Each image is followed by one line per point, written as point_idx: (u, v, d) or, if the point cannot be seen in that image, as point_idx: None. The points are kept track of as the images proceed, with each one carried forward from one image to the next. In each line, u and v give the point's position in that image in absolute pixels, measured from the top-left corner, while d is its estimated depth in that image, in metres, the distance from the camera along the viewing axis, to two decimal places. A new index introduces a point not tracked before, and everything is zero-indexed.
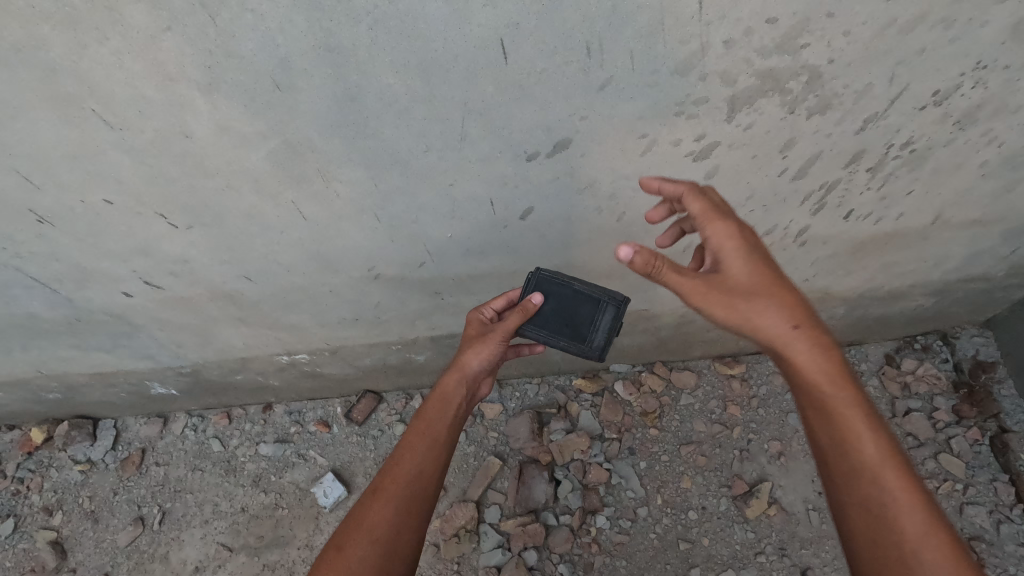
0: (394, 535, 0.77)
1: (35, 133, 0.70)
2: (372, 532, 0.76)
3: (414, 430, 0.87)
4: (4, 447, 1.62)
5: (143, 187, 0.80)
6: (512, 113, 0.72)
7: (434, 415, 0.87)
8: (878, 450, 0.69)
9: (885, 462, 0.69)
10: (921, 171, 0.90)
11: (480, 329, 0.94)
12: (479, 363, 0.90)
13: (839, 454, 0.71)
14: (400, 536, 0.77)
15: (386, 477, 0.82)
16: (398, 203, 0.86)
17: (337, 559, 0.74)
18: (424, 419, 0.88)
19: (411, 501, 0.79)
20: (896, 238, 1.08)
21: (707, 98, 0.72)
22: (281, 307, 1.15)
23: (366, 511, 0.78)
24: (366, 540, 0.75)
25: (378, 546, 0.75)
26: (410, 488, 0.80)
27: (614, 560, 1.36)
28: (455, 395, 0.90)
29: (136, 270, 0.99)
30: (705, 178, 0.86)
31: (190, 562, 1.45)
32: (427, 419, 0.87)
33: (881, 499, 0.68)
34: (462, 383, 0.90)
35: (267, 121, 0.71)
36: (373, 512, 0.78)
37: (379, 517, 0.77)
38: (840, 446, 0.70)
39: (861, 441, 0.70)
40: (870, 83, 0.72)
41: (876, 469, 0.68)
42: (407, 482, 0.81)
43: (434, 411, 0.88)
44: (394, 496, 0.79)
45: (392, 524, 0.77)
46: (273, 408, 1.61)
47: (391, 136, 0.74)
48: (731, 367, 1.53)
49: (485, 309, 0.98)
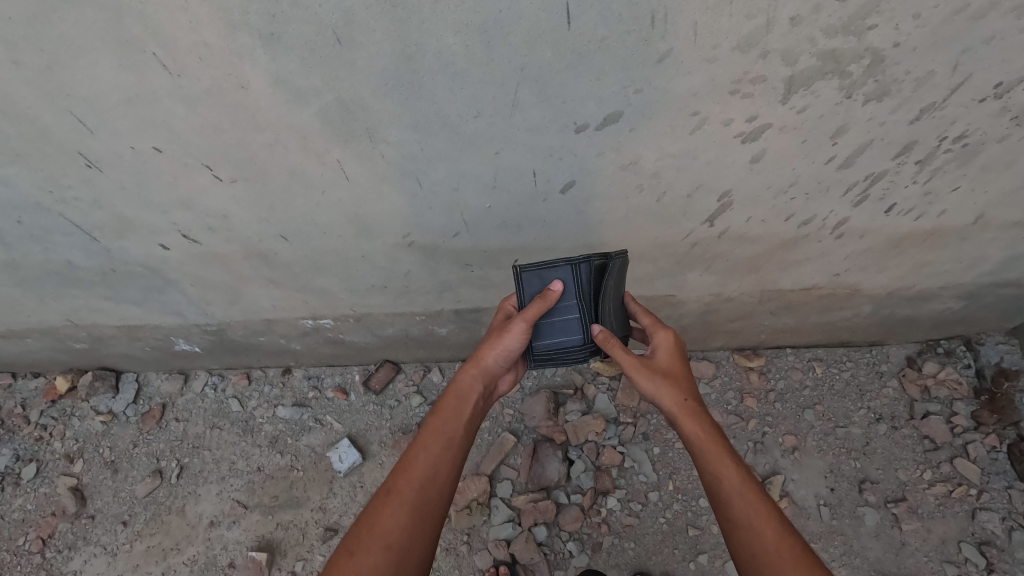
0: (407, 540, 0.76)
1: (95, 74, 0.71)
2: (386, 537, 0.75)
3: (429, 427, 0.87)
4: (28, 394, 1.65)
5: (193, 137, 0.81)
6: (567, 81, 0.71)
7: (449, 414, 0.88)
8: (746, 506, 0.76)
9: (753, 517, 0.76)
10: (970, 167, 0.89)
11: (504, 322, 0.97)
12: (496, 359, 0.94)
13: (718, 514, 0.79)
14: (415, 541, 0.76)
15: (400, 479, 0.81)
16: (441, 168, 0.86)
17: (350, 563, 0.73)
18: (438, 417, 0.88)
19: (424, 505, 0.79)
20: (934, 237, 1.07)
21: (765, 77, 0.72)
22: (312, 270, 1.16)
23: (379, 515, 0.78)
24: (379, 545, 0.75)
25: (390, 552, 0.74)
26: (424, 492, 0.80)
27: (622, 541, 1.37)
28: (471, 390, 0.92)
29: (176, 223, 1.00)
30: (751, 161, 0.85)
31: (205, 517, 1.48)
32: (443, 416, 0.88)
33: (750, 547, 0.74)
34: (478, 379, 0.92)
35: (323, 77, 0.71)
36: (386, 516, 0.77)
37: (393, 522, 0.77)
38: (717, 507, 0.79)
39: (730, 498, 0.78)
40: (932, 70, 0.72)
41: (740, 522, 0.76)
42: (421, 485, 0.81)
43: (449, 406, 0.89)
44: (408, 501, 0.79)
45: (406, 528, 0.77)
46: (292, 372, 1.63)
47: (443, 98, 0.74)
48: (750, 360, 1.53)
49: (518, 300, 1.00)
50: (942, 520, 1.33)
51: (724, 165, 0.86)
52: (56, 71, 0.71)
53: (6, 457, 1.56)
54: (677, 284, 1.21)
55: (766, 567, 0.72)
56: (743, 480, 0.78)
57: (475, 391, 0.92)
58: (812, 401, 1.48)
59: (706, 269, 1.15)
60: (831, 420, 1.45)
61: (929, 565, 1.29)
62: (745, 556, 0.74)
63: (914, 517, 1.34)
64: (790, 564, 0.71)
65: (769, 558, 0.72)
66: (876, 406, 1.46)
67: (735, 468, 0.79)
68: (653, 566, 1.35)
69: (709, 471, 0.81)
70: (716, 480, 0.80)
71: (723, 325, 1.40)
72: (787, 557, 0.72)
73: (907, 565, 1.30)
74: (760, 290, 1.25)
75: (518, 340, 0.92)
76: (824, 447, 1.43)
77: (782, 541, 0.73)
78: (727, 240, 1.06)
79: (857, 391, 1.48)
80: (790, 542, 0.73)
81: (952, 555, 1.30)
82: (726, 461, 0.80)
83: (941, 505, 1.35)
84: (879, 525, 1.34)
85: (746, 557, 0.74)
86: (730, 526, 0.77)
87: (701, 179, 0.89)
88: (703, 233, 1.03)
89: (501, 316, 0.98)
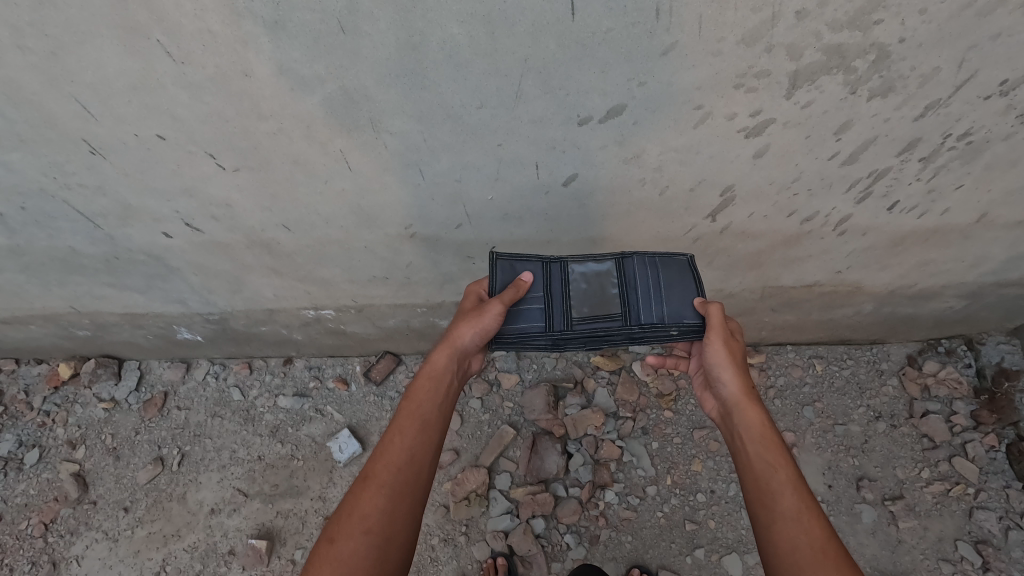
0: (388, 523, 0.76)
1: (100, 61, 0.71)
2: (365, 521, 0.75)
3: (403, 413, 0.86)
4: (31, 380, 1.66)
5: (197, 125, 0.81)
6: (571, 73, 0.71)
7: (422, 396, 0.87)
8: (796, 500, 0.76)
9: (801, 513, 0.75)
10: (974, 165, 0.88)
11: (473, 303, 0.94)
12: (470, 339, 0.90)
13: (759, 507, 0.78)
14: (395, 525, 0.76)
15: (376, 463, 0.81)
16: (444, 159, 0.86)
17: (330, 550, 0.73)
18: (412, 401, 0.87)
19: (404, 487, 0.79)
20: (937, 235, 1.07)
21: (769, 72, 0.71)
22: (314, 260, 1.16)
23: (358, 501, 0.77)
24: (359, 529, 0.75)
25: (372, 536, 0.74)
26: (402, 474, 0.80)
27: (620, 534, 1.38)
28: (445, 371, 0.91)
29: (179, 211, 1.01)
30: (754, 156, 0.85)
31: (206, 504, 1.49)
32: (416, 401, 0.87)
33: (793, 541, 0.73)
34: (450, 358, 0.91)
35: (327, 65, 0.71)
36: (364, 501, 0.77)
37: (372, 506, 0.77)
38: (763, 496, 0.78)
39: (782, 489, 0.77)
40: (938, 66, 0.71)
41: (786, 517, 0.75)
42: (398, 467, 0.81)
43: (424, 389, 0.88)
44: (387, 485, 0.79)
45: (385, 512, 0.77)
46: (294, 362, 1.63)
47: (447, 89, 0.74)
48: (751, 356, 1.53)
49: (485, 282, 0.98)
50: (939, 519, 1.34)
51: (728, 160, 0.86)
52: (61, 57, 0.71)
53: (10, 442, 1.57)
54: None
55: (808, 563, 0.71)
56: (798, 477, 0.78)
57: (449, 371, 0.91)
58: (812, 398, 1.48)
59: (708, 265, 1.15)
60: (830, 417, 1.46)
61: (925, 562, 1.30)
62: (785, 552, 0.73)
63: (911, 514, 1.34)
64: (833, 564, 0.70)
65: (814, 556, 0.71)
66: (876, 404, 1.46)
67: (793, 464, 0.79)
68: (650, 559, 1.36)
69: (764, 459, 0.80)
70: (771, 468, 0.79)
71: None
72: (831, 557, 0.71)
73: (903, 562, 1.31)
74: (761, 286, 1.25)
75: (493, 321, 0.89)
76: (823, 444, 1.43)
77: (828, 543, 0.72)
78: (729, 235, 1.06)
79: (857, 389, 1.48)
80: (835, 545, 0.72)
81: (948, 553, 1.30)
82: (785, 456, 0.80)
83: (938, 504, 1.35)
84: (876, 523, 1.35)
85: (786, 553, 0.73)
86: (774, 518, 0.76)
87: (704, 174, 0.89)
88: (705, 228, 1.03)
89: (471, 298, 0.96)
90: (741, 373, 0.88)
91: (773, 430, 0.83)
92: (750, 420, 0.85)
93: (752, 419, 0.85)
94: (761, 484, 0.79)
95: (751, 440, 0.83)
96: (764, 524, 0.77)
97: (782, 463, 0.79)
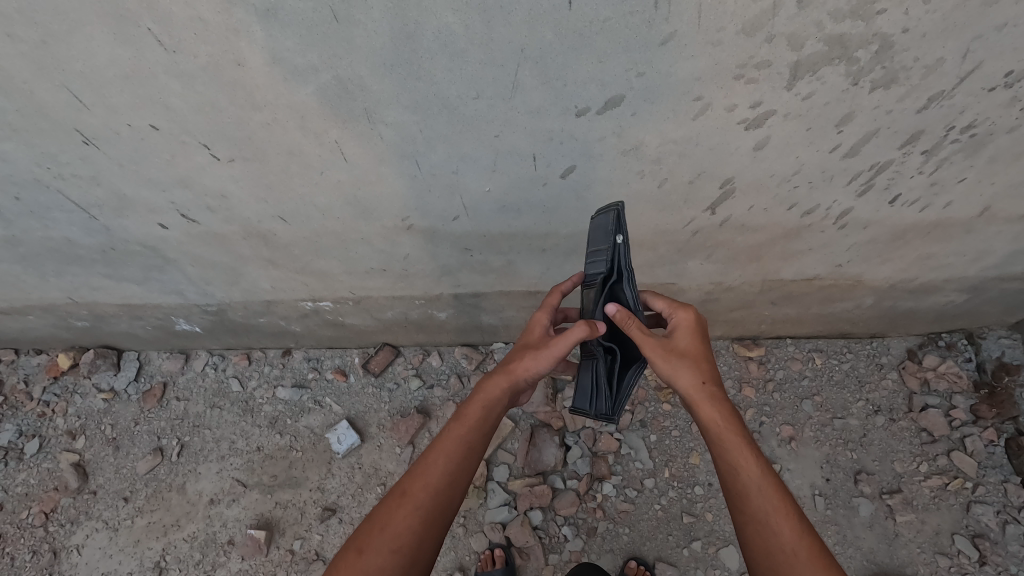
0: (417, 544, 0.76)
1: (91, 50, 0.70)
2: (395, 540, 0.75)
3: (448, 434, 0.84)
4: (31, 370, 1.66)
5: (190, 115, 0.80)
6: (568, 63, 0.70)
7: (471, 420, 0.85)
8: (765, 502, 0.75)
9: (771, 514, 0.74)
10: (977, 158, 0.87)
11: (540, 338, 0.94)
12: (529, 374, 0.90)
13: (733, 507, 0.78)
14: (423, 546, 0.76)
15: (414, 481, 0.80)
16: (441, 151, 0.85)
17: (356, 562, 0.74)
18: (459, 422, 0.85)
19: (436, 511, 0.78)
20: (939, 228, 1.06)
21: (770, 62, 0.70)
22: (311, 252, 1.15)
23: (390, 516, 0.77)
24: (388, 547, 0.75)
25: (399, 555, 0.75)
26: (438, 499, 0.79)
27: (617, 526, 1.38)
28: (496, 401, 0.88)
29: (174, 202, 1.00)
30: (754, 148, 0.84)
31: (205, 494, 1.50)
32: (464, 424, 0.85)
33: (765, 542, 0.74)
34: (506, 388, 0.89)
35: (320, 55, 0.70)
36: (396, 520, 0.77)
37: (404, 526, 0.76)
38: (733, 500, 0.78)
39: (750, 492, 0.76)
40: (942, 57, 0.70)
41: (757, 518, 0.75)
42: (434, 491, 0.79)
43: (474, 416, 0.86)
44: (421, 507, 0.78)
45: (415, 533, 0.76)
46: (293, 353, 1.63)
47: (442, 79, 0.73)
48: (750, 350, 1.52)
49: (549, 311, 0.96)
50: (937, 512, 1.34)
51: (727, 152, 0.85)
52: (52, 46, 0.70)
53: (10, 432, 1.57)
54: (677, 272, 1.20)
55: (781, 565, 0.72)
56: (766, 476, 0.77)
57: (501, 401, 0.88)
58: (811, 392, 1.48)
59: (707, 258, 1.14)
60: (828, 411, 1.46)
61: (922, 556, 1.30)
62: (758, 552, 0.74)
63: (909, 508, 1.34)
64: (807, 563, 0.71)
65: (786, 557, 0.72)
66: (875, 398, 1.46)
67: (758, 463, 0.77)
68: (647, 551, 1.36)
69: (729, 463, 0.79)
70: (735, 472, 0.78)
71: (723, 315, 1.39)
72: (804, 557, 0.71)
73: (900, 555, 1.31)
74: (761, 280, 1.24)
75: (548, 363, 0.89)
76: (821, 438, 1.43)
77: (801, 542, 0.72)
78: (729, 228, 1.05)
79: (856, 382, 1.48)
80: (809, 544, 0.72)
81: (945, 547, 1.30)
82: (750, 456, 0.78)
83: (936, 498, 1.35)
84: (873, 516, 1.35)
85: (760, 553, 0.74)
86: (747, 520, 0.76)
87: (704, 166, 0.88)
88: (704, 221, 1.02)
89: (537, 329, 0.95)
90: (691, 374, 0.82)
91: (739, 425, 0.80)
92: (711, 421, 0.81)
93: (711, 421, 0.81)
94: (731, 484, 0.78)
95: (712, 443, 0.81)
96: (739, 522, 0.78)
97: (747, 467, 0.77)
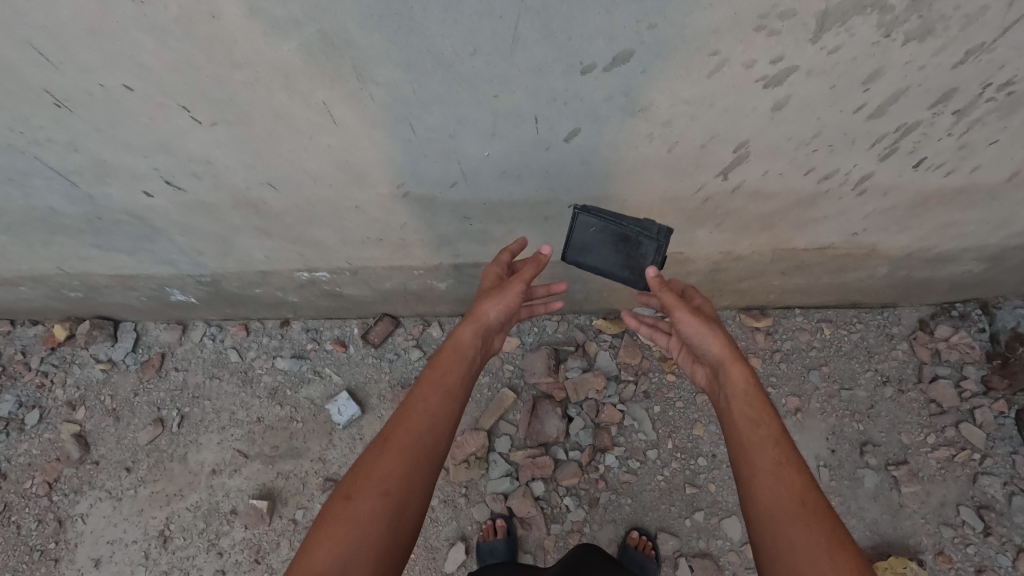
0: (404, 487, 0.74)
1: (52, 1, 0.65)
2: (382, 483, 0.74)
3: (426, 380, 0.87)
4: (28, 341, 1.64)
5: (167, 75, 0.74)
6: (573, 14, 0.64)
7: (447, 367, 0.89)
8: (781, 454, 0.75)
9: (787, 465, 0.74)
10: (1012, 120, 0.81)
11: (497, 279, 0.98)
12: (496, 314, 0.94)
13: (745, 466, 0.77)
14: (410, 489, 0.75)
15: (398, 428, 0.80)
16: (437, 113, 0.80)
17: (344, 507, 0.71)
18: (436, 370, 0.89)
19: (423, 454, 0.78)
20: (964, 195, 1.00)
21: (795, 11, 0.64)
22: (305, 221, 1.11)
23: (375, 461, 0.76)
24: (376, 491, 0.73)
25: (388, 498, 0.73)
26: (422, 440, 0.79)
27: (619, 497, 1.38)
28: (470, 345, 0.92)
29: (157, 169, 0.95)
30: (773, 109, 0.78)
31: (207, 465, 1.49)
32: (441, 369, 0.88)
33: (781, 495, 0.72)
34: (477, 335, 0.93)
35: (301, 5, 0.64)
36: (381, 465, 0.75)
37: (390, 468, 0.75)
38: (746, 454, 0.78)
39: (764, 443, 0.77)
40: (986, 5, 0.64)
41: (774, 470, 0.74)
42: (419, 433, 0.79)
43: (448, 360, 0.90)
44: (405, 450, 0.77)
45: (401, 477, 0.75)
46: (291, 324, 1.60)
47: (435, 33, 0.67)
48: (757, 320, 1.48)
49: (501, 263, 1.02)
50: (943, 484, 1.33)
51: (744, 113, 0.79)
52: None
53: (10, 402, 1.57)
54: (685, 242, 1.16)
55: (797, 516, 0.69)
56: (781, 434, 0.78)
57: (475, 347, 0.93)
58: (818, 362, 1.45)
59: (717, 226, 1.10)
60: (836, 382, 1.43)
61: (926, 526, 1.30)
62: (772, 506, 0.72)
63: (915, 480, 1.33)
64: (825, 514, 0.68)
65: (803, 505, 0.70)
66: (884, 369, 1.44)
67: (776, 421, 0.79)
68: (649, 521, 1.36)
69: (749, 416, 0.80)
70: (755, 425, 0.79)
71: (730, 284, 1.35)
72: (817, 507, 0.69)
73: (904, 526, 1.30)
74: (772, 249, 1.20)
75: (517, 298, 0.94)
76: (828, 409, 1.41)
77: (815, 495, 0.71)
78: (741, 195, 0.99)
79: (865, 353, 1.45)
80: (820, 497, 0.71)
81: (950, 518, 1.30)
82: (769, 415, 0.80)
83: (943, 469, 1.34)
84: (878, 487, 1.34)
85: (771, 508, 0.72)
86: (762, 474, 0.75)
87: (717, 129, 0.82)
88: (716, 187, 0.97)
89: (491, 277, 0.99)
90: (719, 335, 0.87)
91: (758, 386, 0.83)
92: (733, 376, 0.85)
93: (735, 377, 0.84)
94: (747, 440, 0.79)
95: (734, 397, 0.83)
96: (749, 477, 0.76)
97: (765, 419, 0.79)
